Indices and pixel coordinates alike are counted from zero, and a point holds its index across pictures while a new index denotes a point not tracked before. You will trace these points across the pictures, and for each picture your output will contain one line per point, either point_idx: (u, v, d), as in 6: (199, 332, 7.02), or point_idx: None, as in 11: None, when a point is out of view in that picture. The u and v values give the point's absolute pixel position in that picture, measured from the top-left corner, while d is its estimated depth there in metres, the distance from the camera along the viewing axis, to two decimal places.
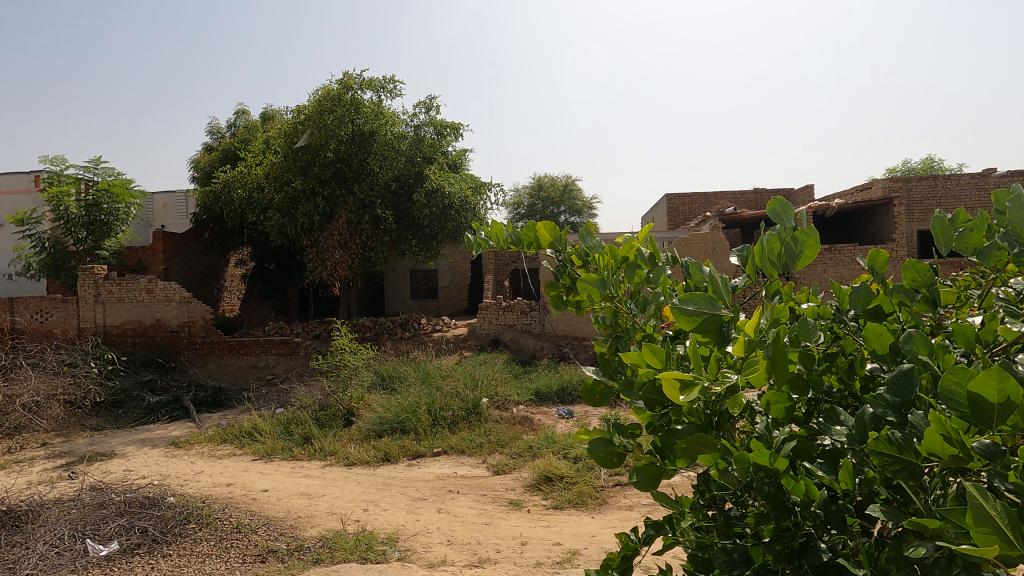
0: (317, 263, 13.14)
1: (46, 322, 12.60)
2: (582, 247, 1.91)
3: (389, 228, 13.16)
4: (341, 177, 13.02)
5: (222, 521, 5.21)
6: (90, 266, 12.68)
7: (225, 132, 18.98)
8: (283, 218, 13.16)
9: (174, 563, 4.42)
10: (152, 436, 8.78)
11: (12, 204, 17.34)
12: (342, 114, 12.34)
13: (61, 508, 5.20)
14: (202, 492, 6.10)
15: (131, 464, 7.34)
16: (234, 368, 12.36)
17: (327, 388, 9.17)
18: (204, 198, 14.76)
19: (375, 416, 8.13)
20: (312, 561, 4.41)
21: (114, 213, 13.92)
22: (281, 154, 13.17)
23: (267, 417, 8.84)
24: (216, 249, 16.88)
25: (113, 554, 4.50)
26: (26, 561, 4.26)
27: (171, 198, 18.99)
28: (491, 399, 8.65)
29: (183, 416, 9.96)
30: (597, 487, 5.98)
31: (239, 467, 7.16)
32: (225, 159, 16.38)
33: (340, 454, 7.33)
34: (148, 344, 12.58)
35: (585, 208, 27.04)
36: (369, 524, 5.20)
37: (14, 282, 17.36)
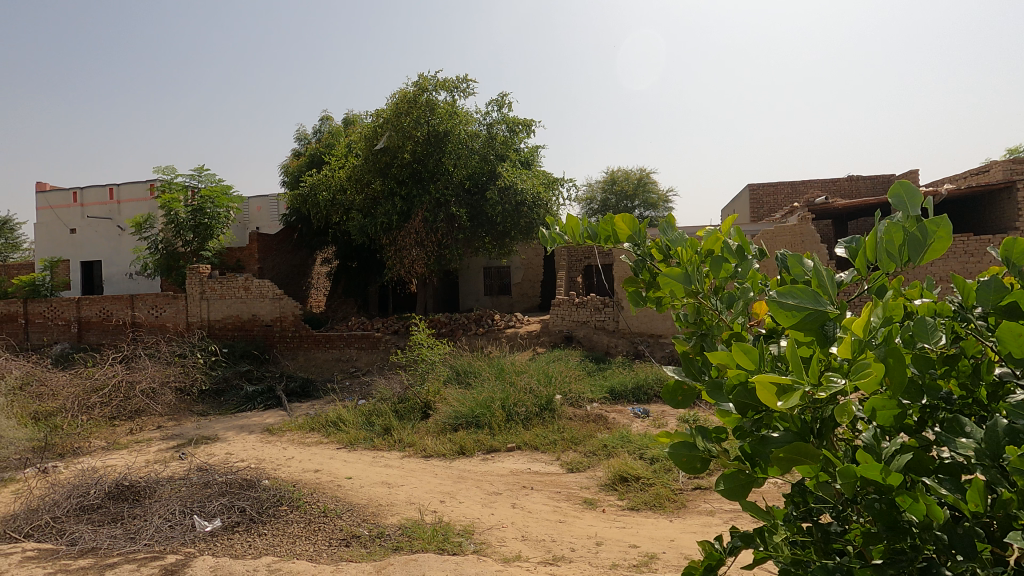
0: (395, 261, 13.55)
1: (160, 317, 13.89)
2: (663, 240, 1.83)
3: (463, 226, 13.41)
4: (417, 177, 13.39)
5: (310, 505, 5.52)
6: (196, 266, 13.88)
7: (312, 138, 20.13)
8: (364, 218, 13.66)
9: (269, 541, 4.74)
10: (250, 423, 9.49)
11: (131, 210, 19.31)
12: (418, 115, 12.67)
13: (173, 485, 5.73)
14: (293, 477, 6.50)
15: (232, 448, 7.96)
16: (321, 360, 13.07)
17: (406, 382, 9.48)
18: (293, 200, 15.62)
19: (450, 410, 8.31)
20: (391, 548, 4.55)
21: (216, 216, 15.23)
22: (361, 157, 13.70)
23: (351, 408, 9.28)
24: (304, 248, 17.94)
25: (217, 531, 4.89)
26: (144, 532, 4.72)
27: (264, 201, 20.36)
28: (564, 397, 8.63)
29: (276, 405, 10.67)
30: (675, 490, 5.79)
31: (325, 454, 7.56)
32: (312, 164, 17.38)
33: (418, 446, 7.56)
34: (246, 338, 13.58)
35: (660, 202, 26.32)
36: (445, 515, 5.32)
37: (133, 281, 19.21)
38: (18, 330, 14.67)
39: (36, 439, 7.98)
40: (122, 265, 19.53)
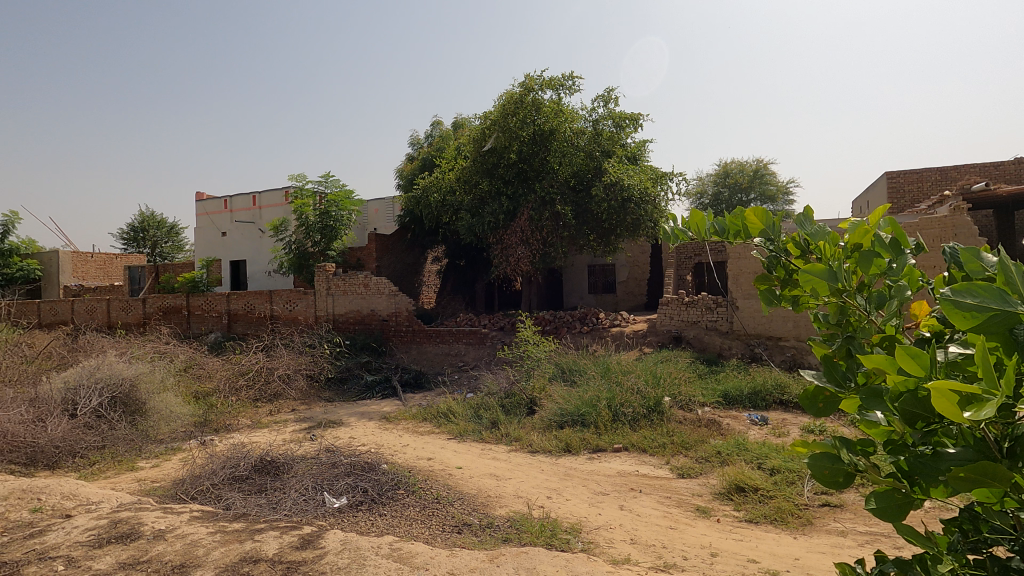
0: (501, 259, 13.83)
1: (293, 310, 15.38)
2: (801, 233, 1.69)
3: (568, 223, 13.39)
4: (523, 177, 13.57)
5: (425, 491, 5.82)
6: (323, 265, 15.18)
7: (424, 143, 21.18)
8: (473, 218, 14.10)
9: (389, 521, 5.07)
10: (369, 410, 10.22)
11: (270, 214, 21.56)
12: (524, 115, 12.86)
13: (306, 463, 6.32)
14: (408, 463, 6.89)
15: (354, 433, 8.62)
16: (432, 354, 13.73)
17: (512, 377, 9.68)
18: (407, 202, 16.52)
19: (556, 407, 8.34)
20: (501, 539, 4.66)
21: (340, 219, 16.57)
22: (470, 159, 14.15)
23: (460, 401, 9.66)
24: (417, 247, 18.91)
25: (344, 507, 5.33)
26: (284, 503, 5.26)
27: (381, 204, 21.75)
28: (674, 399, 8.34)
29: (393, 395, 11.39)
30: (799, 505, 5.34)
31: (437, 443, 7.94)
32: (424, 167, 18.28)
33: (525, 441, 7.68)
34: (365, 331, 14.63)
35: (779, 194, 24.47)
36: (552, 511, 5.37)
37: (271, 278, 21.46)
38: (182, 320, 16.99)
39: (197, 414, 9.20)
40: (262, 263, 21.88)
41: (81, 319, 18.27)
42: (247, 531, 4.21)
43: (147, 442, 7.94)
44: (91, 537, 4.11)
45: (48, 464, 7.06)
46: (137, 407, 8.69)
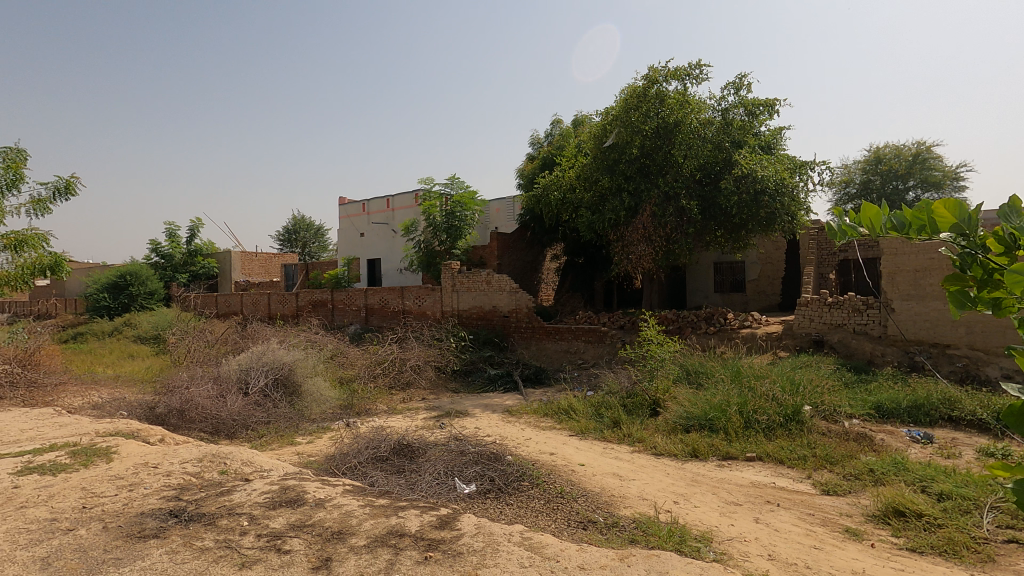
0: (622, 257, 13.56)
1: (422, 305, 16.42)
2: (1005, 228, 1.50)
3: (694, 219, 12.82)
4: (645, 172, 13.15)
5: (549, 485, 5.93)
6: (449, 263, 16.00)
7: (544, 142, 21.49)
8: (593, 215, 13.97)
9: (516, 511, 5.24)
10: (492, 403, 10.60)
11: (401, 216, 23.19)
12: (647, 108, 12.53)
13: (438, 449, 6.74)
14: (532, 457, 7.06)
15: (480, 424, 9.01)
16: (552, 351, 13.90)
17: (634, 377, 9.51)
18: (528, 201, 16.78)
19: (681, 410, 8.05)
20: (627, 539, 4.60)
21: (463, 219, 17.59)
22: (591, 156, 14.02)
23: (581, 399, 9.69)
24: (536, 245, 19.22)
25: (474, 494, 5.61)
26: (421, 485, 5.66)
27: (502, 204, 22.41)
28: (816, 408, 7.67)
29: (514, 389, 11.71)
30: (977, 537, 4.65)
31: (559, 439, 8.04)
32: (544, 166, 18.53)
33: (648, 443, 7.51)
34: (488, 326, 15.18)
35: (947, 180, 21.29)
36: (681, 517, 5.19)
37: (402, 276, 23.09)
38: (328, 313, 18.87)
39: (342, 399, 10.18)
40: (394, 261, 23.61)
41: (248, 310, 21.01)
42: (391, 507, 4.60)
43: (302, 421, 8.96)
44: (266, 499, 4.75)
45: (228, 434, 8.24)
46: (294, 389, 9.82)
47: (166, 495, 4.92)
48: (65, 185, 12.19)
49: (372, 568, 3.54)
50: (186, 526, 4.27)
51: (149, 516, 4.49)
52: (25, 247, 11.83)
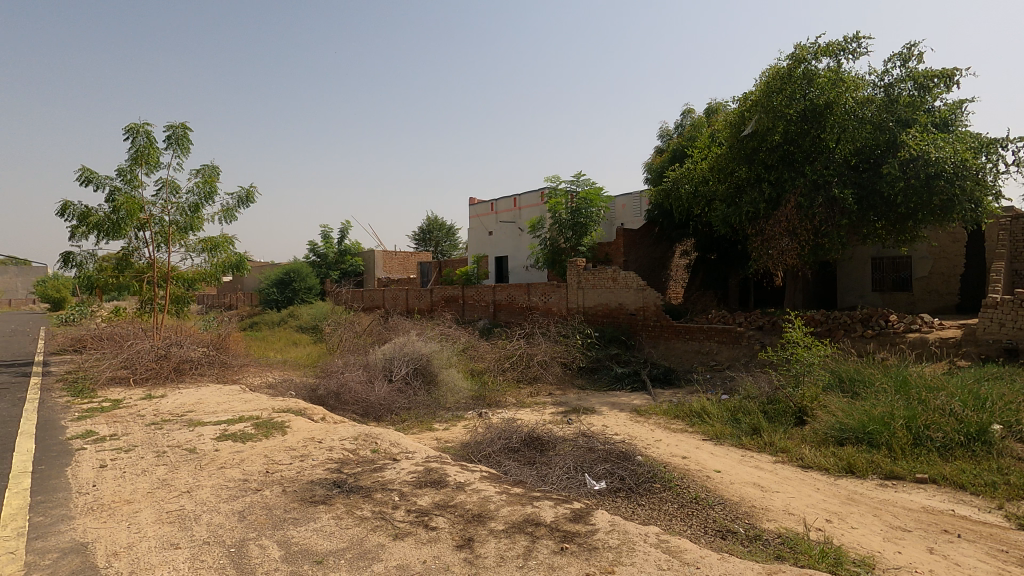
0: (762, 252, 12.55)
1: (547, 302, 16.66)
2: None
3: (848, 210, 11.54)
4: (790, 160, 12.20)
5: (683, 489, 5.72)
6: (575, 260, 16.05)
7: (674, 133, 20.72)
8: (728, 208, 13.13)
9: (649, 512, 5.13)
10: (620, 401, 10.47)
11: (527, 214, 23.73)
12: (793, 90, 11.59)
13: (567, 445, 6.82)
14: (663, 459, 6.87)
15: (607, 422, 8.95)
16: (681, 351, 13.35)
17: (777, 382, 8.83)
18: (656, 195, 16.07)
19: (833, 421, 7.31)
20: (773, 554, 4.28)
21: (589, 215, 17.65)
22: (726, 145, 13.24)
23: (715, 402, 9.22)
24: (665, 241, 18.56)
25: (604, 492, 5.59)
26: (552, 477, 5.77)
27: (629, 199, 21.92)
28: (1009, 428, 6.53)
29: (642, 388, 11.44)
30: None
31: (691, 443, 7.70)
32: (674, 159, 17.83)
33: (794, 454, 6.92)
34: (613, 324, 14.98)
35: None
36: (835, 537, 4.73)
37: (527, 273, 23.62)
38: (459, 308, 19.92)
39: (474, 390, 10.70)
40: (520, 259, 24.22)
41: (389, 305, 22.87)
42: (526, 497, 4.76)
43: (439, 408, 9.58)
44: (413, 478, 5.17)
45: (376, 416, 9.06)
46: (431, 378, 10.53)
47: (329, 467, 5.55)
48: (246, 195, 14.19)
49: (512, 552, 3.69)
50: (346, 496, 4.78)
51: (317, 484, 5.10)
52: (218, 248, 13.99)
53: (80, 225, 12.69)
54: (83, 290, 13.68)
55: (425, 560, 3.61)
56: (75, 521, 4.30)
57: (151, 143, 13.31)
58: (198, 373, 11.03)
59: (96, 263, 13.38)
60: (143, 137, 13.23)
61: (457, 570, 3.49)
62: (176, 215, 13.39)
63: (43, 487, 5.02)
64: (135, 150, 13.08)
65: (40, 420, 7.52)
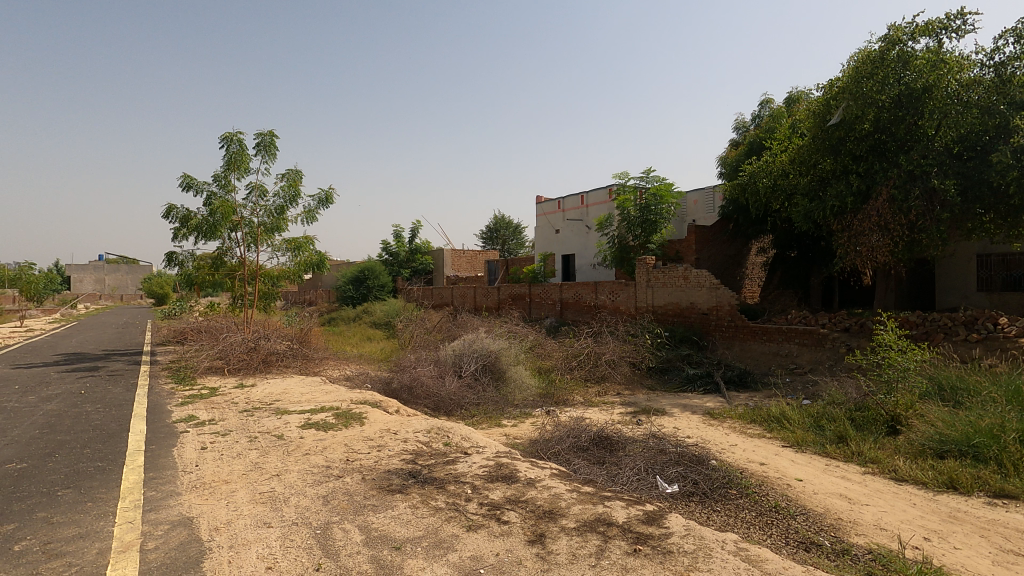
0: (849, 249, 11.74)
1: (615, 300, 16.42)
2: None
3: (949, 202, 10.59)
4: (881, 150, 11.37)
5: (761, 497, 5.48)
6: (644, 258, 15.72)
7: (750, 125, 19.85)
8: (811, 203, 12.37)
9: (724, 518, 4.95)
10: (692, 403, 10.16)
11: (595, 212, 23.49)
12: (885, 75, 10.79)
13: (638, 446, 6.71)
14: (739, 464, 6.60)
15: (679, 424, 8.72)
16: (758, 352, 12.75)
17: (866, 389, 8.28)
18: (730, 190, 15.48)
19: (932, 431, 6.76)
20: (864, 571, 4.01)
21: (660, 212, 17.23)
22: (808, 136, 12.54)
23: (796, 408, 8.76)
24: (740, 238, 17.80)
25: (676, 495, 5.45)
26: (622, 478, 5.70)
27: (701, 195, 21.20)
28: None
29: (715, 391, 11.04)
30: None
31: (770, 449, 7.35)
32: (751, 151, 17.07)
33: (886, 466, 6.46)
34: (684, 323, 14.53)
35: None
36: (934, 556, 4.37)
37: (595, 271, 23.37)
38: (526, 306, 20.04)
39: (542, 387, 10.75)
40: (587, 257, 24.02)
41: (457, 302, 23.36)
42: (597, 496, 4.74)
43: (507, 405, 9.70)
44: (484, 472, 5.27)
45: (447, 411, 9.30)
46: (500, 374, 10.68)
47: (404, 458, 5.77)
48: (326, 197, 14.95)
49: (584, 550, 3.69)
50: (422, 486, 4.96)
51: (393, 473, 5.32)
52: (300, 248, 14.83)
53: (182, 227, 13.87)
54: (184, 286, 14.94)
55: (498, 553, 3.68)
56: (181, 496, 4.72)
57: (243, 150, 14.33)
58: (283, 365, 11.77)
59: (195, 262, 14.55)
60: (236, 145, 14.25)
61: (529, 564, 3.53)
62: (264, 217, 14.33)
63: (154, 465, 5.54)
64: (228, 157, 14.12)
65: (149, 405, 8.30)
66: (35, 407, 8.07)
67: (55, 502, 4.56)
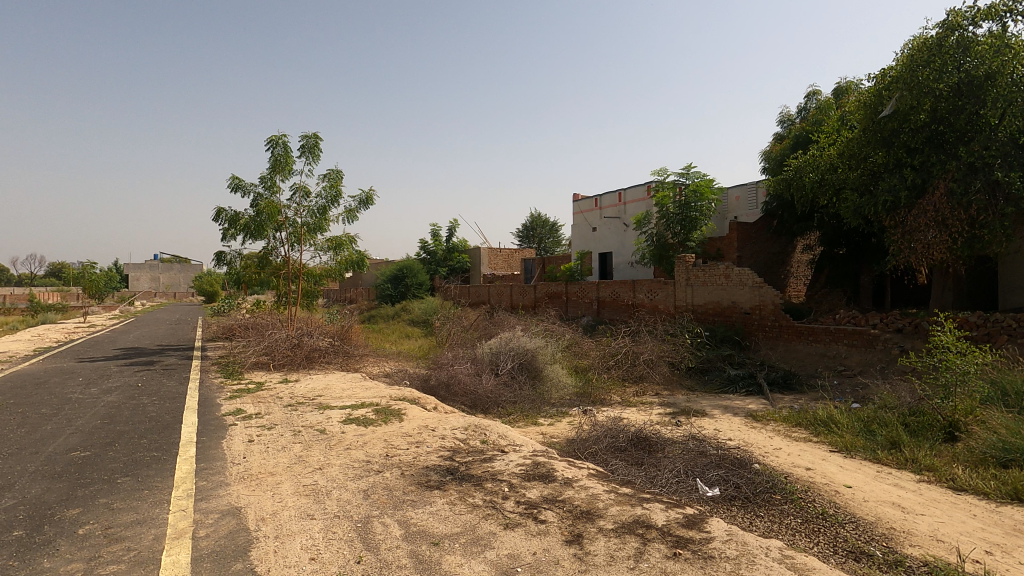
0: (902, 246, 11.20)
1: (654, 299, 16.15)
2: None
3: (1015, 195, 9.95)
4: (938, 141, 10.81)
5: (807, 503, 5.28)
6: (684, 256, 15.43)
7: (796, 118, 19.20)
8: (861, 198, 11.87)
9: (768, 524, 4.79)
10: (733, 405, 9.92)
11: (633, 209, 23.18)
12: (943, 62, 10.26)
13: (678, 447, 6.61)
14: (783, 468, 6.40)
15: (719, 426, 8.52)
16: (804, 353, 12.32)
17: (921, 393, 7.91)
18: (775, 186, 14.99)
19: (995, 438, 6.38)
20: None
21: (700, 209, 16.87)
22: (859, 128, 12.04)
23: (844, 411, 8.44)
24: (784, 235, 17.22)
25: (717, 498, 5.32)
26: (661, 479, 5.61)
27: (743, 191, 20.64)
28: None
29: (758, 393, 10.71)
30: None
31: (817, 454, 7.08)
32: (796, 145, 16.52)
33: (943, 474, 6.14)
34: (725, 323, 14.18)
35: None
36: (996, 570, 4.14)
37: (633, 269, 23.06)
38: (563, 305, 19.94)
39: (579, 387, 10.68)
40: (624, 255, 23.73)
41: (494, 300, 23.46)
42: (635, 497, 4.67)
43: (544, 404, 9.67)
44: (521, 471, 5.27)
45: (484, 408, 9.34)
46: (536, 373, 10.67)
47: (442, 455, 5.83)
48: (366, 197, 15.25)
49: (623, 552, 3.64)
50: (460, 483, 5.01)
51: (432, 469, 5.39)
52: (341, 247, 15.19)
53: (230, 227, 14.41)
54: (232, 284, 15.53)
55: (535, 552, 3.68)
56: (231, 487, 4.91)
57: (287, 153, 14.76)
58: (326, 361, 12.09)
59: (242, 261, 15.11)
60: (281, 148, 14.70)
61: (566, 565, 3.51)
62: (307, 217, 14.74)
63: (205, 456, 5.79)
64: (274, 159, 14.58)
65: (201, 398, 8.68)
66: (97, 399, 8.55)
67: (115, 489, 4.82)
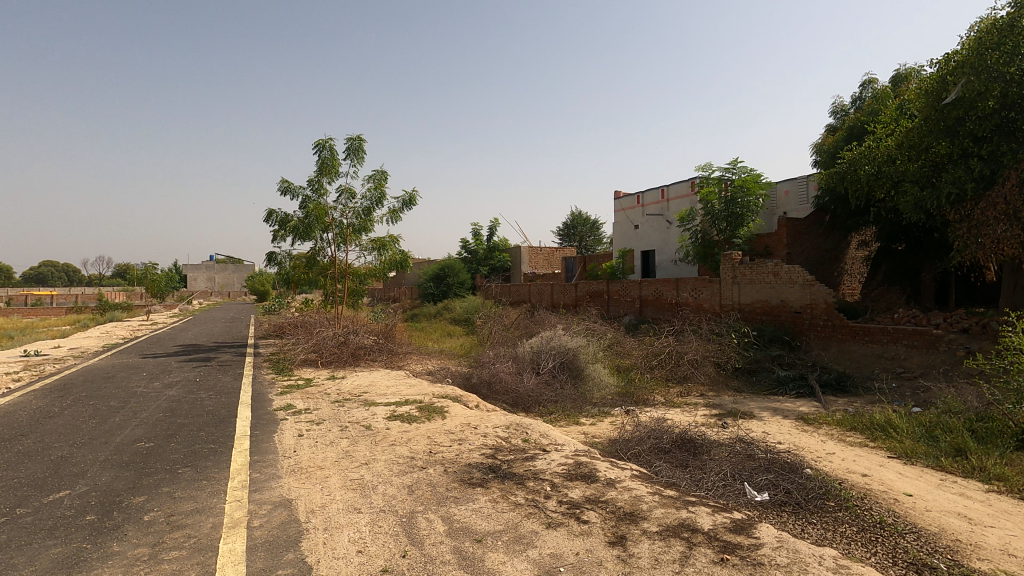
0: (969, 241, 10.44)
1: (698, 298, 15.78)
2: None
3: None
4: (1010, 129, 10.08)
5: (863, 511, 5.05)
6: (730, 254, 15.02)
7: (850, 108, 18.39)
8: (922, 191, 11.22)
9: (821, 532, 4.60)
10: (783, 407, 9.59)
11: (677, 206, 22.73)
12: (1016, 44, 9.59)
13: (725, 450, 6.46)
14: (837, 474, 6.14)
15: (769, 428, 8.26)
16: (859, 355, 11.77)
17: (989, 399, 7.44)
18: (827, 179, 14.35)
19: None
20: None
21: (747, 205, 16.38)
22: (920, 117, 11.39)
23: (903, 416, 8.05)
24: (838, 230, 16.50)
25: (766, 503, 5.15)
26: (707, 483, 5.48)
27: (793, 186, 19.94)
28: None
29: (810, 395, 10.31)
30: None
31: (874, 460, 6.76)
32: (851, 137, 15.79)
33: (1015, 485, 5.75)
34: (774, 322, 13.71)
35: None
36: None
37: (677, 268, 22.63)
38: (604, 304, 19.74)
39: (621, 387, 10.54)
40: (668, 253, 23.28)
41: (535, 299, 23.48)
42: (681, 501, 4.58)
43: (586, 403, 9.58)
44: (563, 471, 5.25)
45: (524, 407, 9.34)
46: (578, 372, 10.61)
47: (484, 453, 5.87)
48: (410, 197, 15.48)
49: (668, 556, 3.59)
50: (502, 481, 5.03)
51: (474, 468, 5.42)
52: (385, 248, 15.50)
53: (280, 229, 14.95)
54: (282, 284, 16.11)
55: (578, 552, 3.66)
56: (282, 479, 5.10)
57: (333, 155, 15.17)
58: (371, 359, 12.38)
59: (292, 262, 15.65)
60: (328, 151, 15.15)
61: (610, 565, 3.48)
62: (352, 218, 15.13)
63: (259, 449, 6.03)
64: (320, 163, 15.02)
65: (254, 394, 9.03)
66: (159, 393, 9.03)
67: (177, 478, 5.09)
